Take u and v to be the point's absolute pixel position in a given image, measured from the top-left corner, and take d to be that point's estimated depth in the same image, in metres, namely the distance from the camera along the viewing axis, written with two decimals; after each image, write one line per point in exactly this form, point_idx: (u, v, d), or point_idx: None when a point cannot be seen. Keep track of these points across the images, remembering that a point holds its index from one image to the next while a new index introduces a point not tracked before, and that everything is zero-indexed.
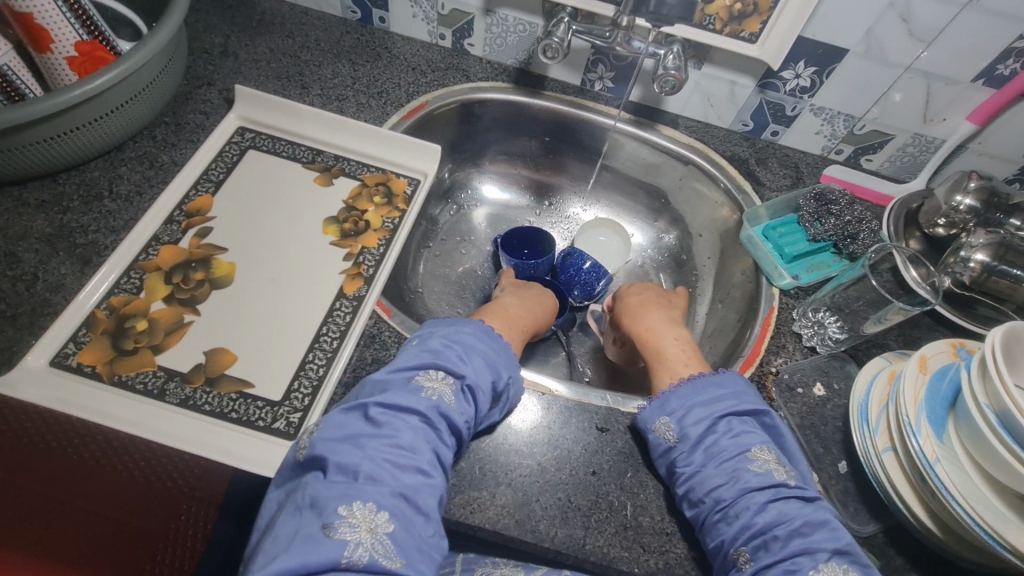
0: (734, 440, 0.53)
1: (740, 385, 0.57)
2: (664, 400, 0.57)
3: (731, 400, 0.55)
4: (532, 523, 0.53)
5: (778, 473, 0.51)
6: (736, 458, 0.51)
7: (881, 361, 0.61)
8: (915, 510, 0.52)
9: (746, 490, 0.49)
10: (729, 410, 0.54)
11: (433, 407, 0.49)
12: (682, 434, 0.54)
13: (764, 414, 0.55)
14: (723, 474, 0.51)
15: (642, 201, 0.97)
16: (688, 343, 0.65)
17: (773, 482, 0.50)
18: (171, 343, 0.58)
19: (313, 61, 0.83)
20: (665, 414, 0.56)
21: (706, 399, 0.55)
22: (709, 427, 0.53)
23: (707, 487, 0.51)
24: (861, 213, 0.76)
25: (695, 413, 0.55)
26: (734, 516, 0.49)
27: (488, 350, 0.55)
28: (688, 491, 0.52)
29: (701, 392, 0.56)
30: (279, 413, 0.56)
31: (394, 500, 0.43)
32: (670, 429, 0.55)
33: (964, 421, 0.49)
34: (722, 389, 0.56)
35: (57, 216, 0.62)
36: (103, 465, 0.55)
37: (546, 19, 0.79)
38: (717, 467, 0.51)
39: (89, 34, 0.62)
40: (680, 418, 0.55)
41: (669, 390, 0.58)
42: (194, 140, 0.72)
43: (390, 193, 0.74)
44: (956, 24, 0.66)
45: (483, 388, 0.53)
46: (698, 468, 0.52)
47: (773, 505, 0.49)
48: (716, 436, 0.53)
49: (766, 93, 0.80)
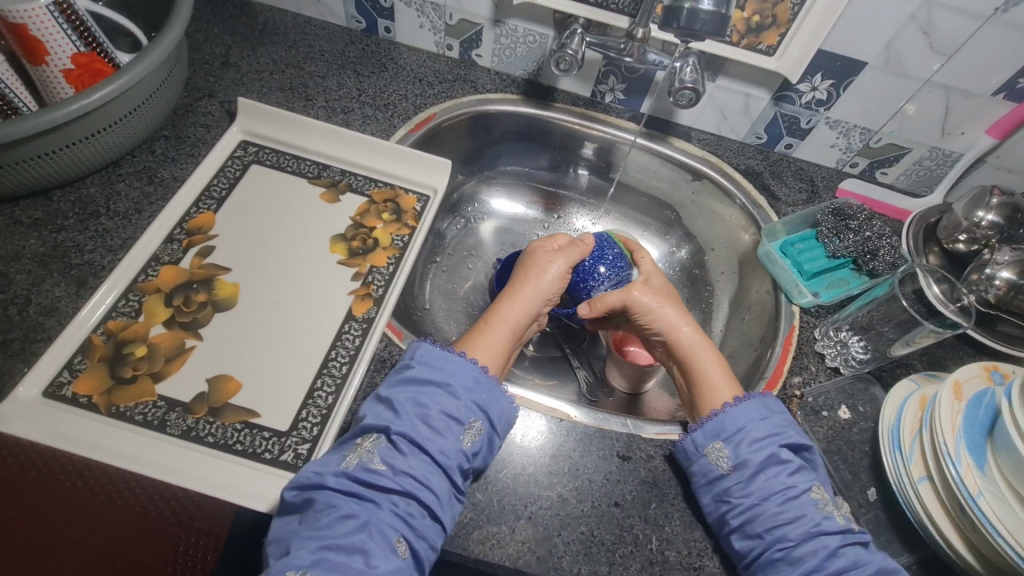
0: (794, 477, 0.52)
1: (786, 414, 0.57)
2: (718, 423, 0.55)
3: (784, 430, 0.55)
4: (554, 559, 0.51)
5: (839, 517, 0.51)
6: (801, 498, 0.51)
7: (909, 385, 0.60)
8: (955, 544, 0.50)
9: (816, 533, 0.49)
10: (787, 442, 0.54)
11: (357, 467, 0.48)
12: (738, 463, 0.53)
13: (807, 451, 0.55)
14: (790, 512, 0.50)
15: (654, 213, 0.94)
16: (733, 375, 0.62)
17: (839, 527, 0.50)
18: (172, 370, 0.55)
19: (316, 72, 0.80)
20: (718, 439, 0.55)
21: (762, 425, 0.55)
22: (769, 455, 0.53)
23: (766, 523, 0.50)
24: (880, 229, 0.74)
25: (754, 439, 0.54)
26: (799, 560, 0.48)
27: (427, 390, 0.53)
28: (742, 523, 0.50)
29: (759, 413, 0.55)
30: (286, 444, 0.53)
31: (315, 553, 0.43)
32: (725, 456, 0.53)
33: (1007, 451, 0.48)
34: (776, 416, 0.56)
35: (51, 235, 0.59)
36: (96, 492, 0.50)
37: (557, 30, 0.77)
38: (781, 504, 0.50)
39: (87, 45, 0.59)
40: (737, 444, 0.54)
41: (722, 409, 0.57)
42: (195, 155, 0.69)
43: (399, 210, 0.72)
44: (977, 38, 0.65)
45: (426, 417, 0.51)
46: (755, 502, 0.51)
47: (844, 551, 0.49)
48: (775, 470, 0.52)
49: (781, 105, 0.79)
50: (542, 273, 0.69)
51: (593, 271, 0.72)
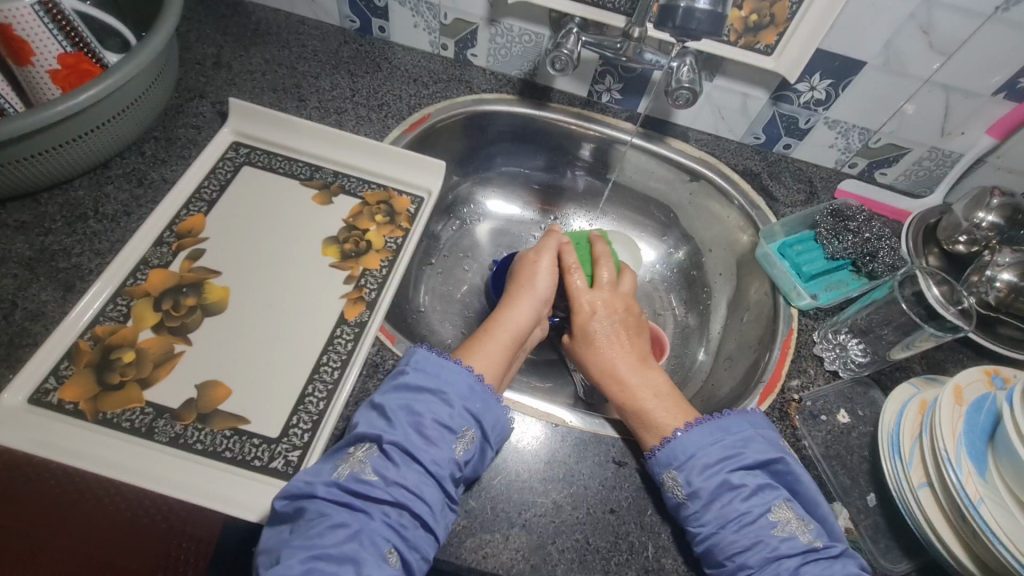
0: (750, 501, 0.50)
1: (749, 430, 0.54)
2: (669, 452, 0.53)
3: (739, 450, 0.53)
4: (548, 567, 0.50)
5: (803, 536, 0.49)
6: (758, 522, 0.50)
7: (909, 389, 0.59)
8: (955, 550, 0.49)
9: (774, 557, 0.48)
10: (740, 464, 0.52)
11: (349, 478, 0.47)
12: (692, 492, 0.51)
13: (776, 464, 0.53)
14: (747, 538, 0.49)
15: (651, 214, 0.93)
16: (684, 403, 0.59)
17: (800, 547, 0.48)
18: (160, 376, 0.54)
19: (309, 72, 0.79)
20: (671, 467, 0.53)
21: (712, 448, 0.53)
22: (721, 483, 0.51)
23: (726, 550, 0.48)
24: (880, 230, 0.73)
25: (704, 465, 0.52)
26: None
27: (420, 399, 0.52)
28: (707, 551, 0.49)
29: (710, 438, 0.53)
30: (276, 451, 0.52)
31: (304, 564, 0.42)
32: (679, 485, 0.52)
33: (1008, 458, 0.47)
34: (730, 436, 0.54)
35: (38, 238, 0.58)
36: (86, 498, 0.49)
37: (553, 30, 0.76)
38: (738, 531, 0.49)
39: (73, 46, 0.58)
40: (689, 471, 0.52)
41: (675, 435, 0.54)
42: (185, 156, 0.68)
43: (392, 212, 0.71)
44: (978, 37, 0.64)
45: (420, 426, 0.50)
46: (713, 530, 0.49)
47: (804, 570, 0.47)
48: (729, 496, 0.50)
49: (779, 105, 0.78)
50: (534, 276, 0.69)
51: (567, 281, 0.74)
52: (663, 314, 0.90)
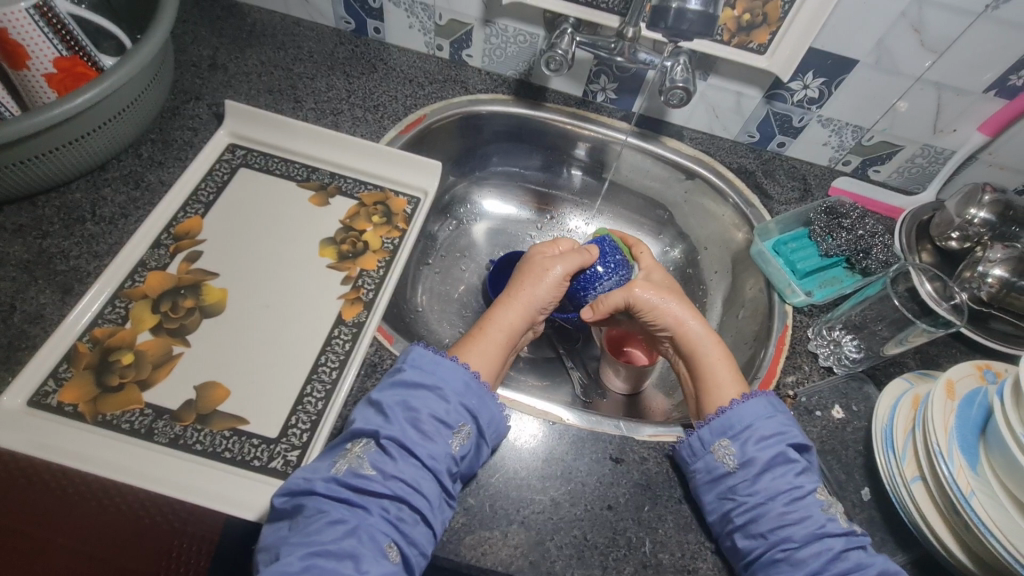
0: (800, 477, 0.52)
1: (789, 414, 0.57)
2: (725, 421, 0.55)
3: (787, 428, 0.55)
4: (547, 563, 0.50)
5: (842, 519, 0.51)
6: (807, 498, 0.51)
7: (902, 384, 0.59)
8: (948, 544, 0.50)
9: (821, 534, 0.49)
10: (792, 441, 0.54)
11: (346, 473, 0.47)
12: (745, 461, 0.52)
13: (810, 450, 0.55)
14: (795, 513, 0.50)
15: (647, 213, 0.94)
16: (738, 372, 0.61)
17: (843, 529, 0.50)
18: (159, 377, 0.55)
19: (305, 73, 0.80)
20: (725, 436, 0.54)
21: (768, 422, 0.55)
22: (776, 454, 0.52)
23: (772, 522, 0.50)
24: (873, 227, 0.74)
25: (761, 436, 0.54)
26: (802, 560, 0.48)
27: (417, 394, 0.52)
28: (746, 523, 0.50)
29: (765, 412, 0.55)
30: (276, 451, 0.52)
31: (304, 560, 0.43)
32: (731, 454, 0.53)
33: (999, 451, 0.47)
34: (782, 414, 0.56)
35: (35, 241, 0.58)
36: (88, 500, 0.50)
37: (548, 30, 0.76)
38: (786, 505, 0.50)
39: (69, 49, 0.58)
40: (743, 442, 0.53)
41: (731, 405, 0.56)
42: (182, 158, 0.69)
43: (389, 212, 0.71)
44: (969, 34, 0.65)
45: (416, 421, 0.50)
46: (762, 500, 0.51)
47: (847, 554, 0.48)
48: (782, 469, 0.52)
49: (773, 104, 0.78)
50: (537, 282, 0.67)
51: (592, 275, 0.71)
52: None
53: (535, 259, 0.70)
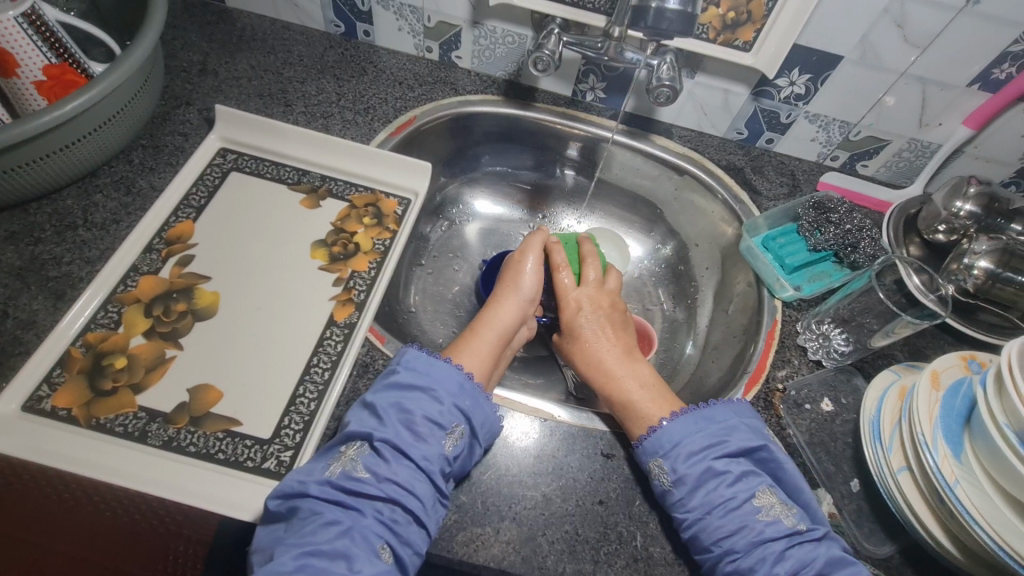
0: (734, 487, 0.51)
1: (732, 418, 0.56)
2: (654, 441, 0.54)
3: (721, 437, 0.54)
4: (539, 559, 0.51)
5: (787, 519, 0.50)
6: (742, 507, 0.51)
7: (889, 375, 0.60)
8: (933, 531, 0.51)
9: (760, 541, 0.49)
10: (724, 452, 0.53)
11: (340, 476, 0.48)
12: (677, 479, 0.52)
13: (759, 450, 0.54)
14: (732, 524, 0.50)
15: (638, 211, 0.94)
16: (670, 394, 0.61)
17: (785, 530, 0.50)
18: (152, 381, 0.55)
19: (295, 77, 0.80)
20: (657, 456, 0.54)
21: (698, 436, 0.54)
22: (704, 469, 0.52)
23: (712, 535, 0.49)
24: (861, 221, 0.75)
25: (689, 452, 0.53)
26: (749, 569, 0.48)
27: (405, 398, 0.53)
28: (692, 537, 0.50)
29: (693, 427, 0.55)
30: (269, 452, 0.53)
31: (298, 560, 0.43)
32: (664, 472, 0.53)
33: (982, 440, 0.48)
34: (713, 425, 0.55)
35: (28, 248, 0.59)
36: (83, 504, 0.49)
37: (536, 31, 0.77)
38: (722, 517, 0.50)
39: (58, 57, 0.58)
40: (673, 459, 0.53)
41: (659, 425, 0.56)
42: (173, 163, 0.69)
43: (379, 214, 0.72)
44: (951, 29, 0.65)
45: (410, 423, 0.51)
46: (698, 516, 0.50)
47: (789, 553, 0.49)
48: (714, 482, 0.51)
49: (759, 101, 0.79)
50: (518, 278, 0.70)
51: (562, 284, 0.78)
52: (651, 309, 0.91)
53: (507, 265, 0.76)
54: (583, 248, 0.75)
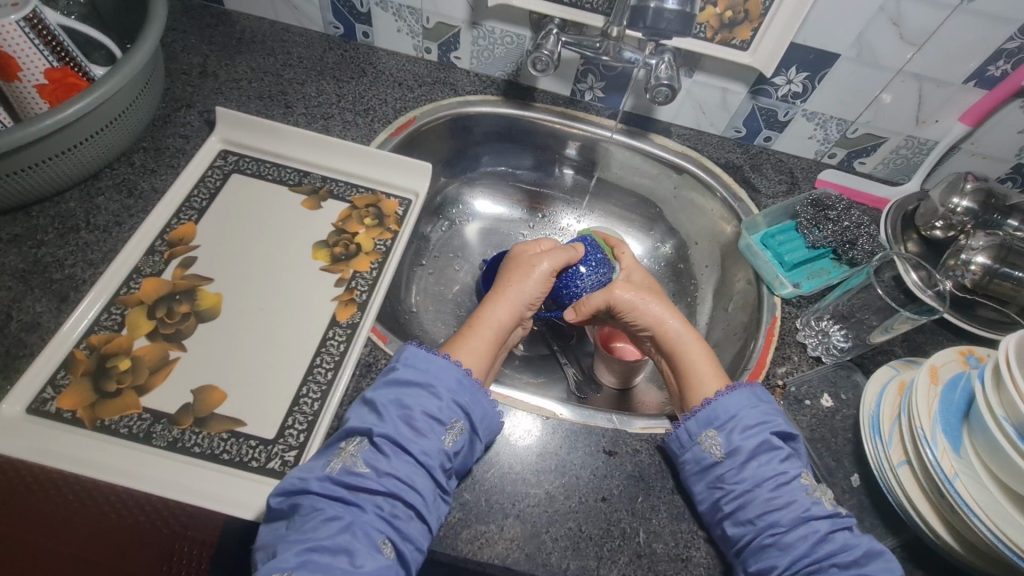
0: (785, 463, 0.53)
1: (776, 402, 0.58)
2: (711, 412, 0.56)
3: (771, 416, 0.56)
4: (543, 556, 0.51)
5: (827, 502, 0.52)
6: (791, 484, 0.52)
7: (888, 371, 0.61)
8: (933, 524, 0.51)
9: (805, 518, 0.50)
10: (775, 429, 0.55)
11: (340, 472, 0.48)
12: (731, 450, 0.53)
13: (795, 439, 0.56)
14: (780, 498, 0.51)
15: (637, 210, 0.95)
16: (718, 365, 0.62)
17: (827, 511, 0.51)
18: (156, 383, 0.55)
19: (295, 79, 0.80)
20: (711, 427, 0.55)
21: (753, 411, 0.55)
22: (760, 442, 0.53)
23: (758, 508, 0.51)
24: (859, 218, 0.75)
25: (745, 425, 0.54)
26: (790, 544, 0.49)
27: (409, 393, 0.53)
28: (734, 510, 0.51)
29: (749, 402, 0.56)
30: (273, 452, 0.53)
31: (300, 556, 0.43)
32: (718, 444, 0.54)
33: (980, 433, 0.49)
34: (766, 404, 0.57)
35: (31, 251, 0.59)
36: (88, 505, 0.50)
37: (534, 31, 0.77)
38: (772, 490, 0.51)
39: (60, 60, 0.59)
40: (729, 432, 0.54)
41: (715, 398, 0.57)
42: (174, 165, 0.69)
43: (381, 214, 0.72)
44: (947, 27, 0.66)
45: (410, 418, 0.51)
46: (748, 488, 0.52)
47: (833, 535, 0.49)
48: (767, 456, 0.53)
49: (757, 99, 0.80)
50: (524, 278, 0.68)
51: (575, 274, 0.72)
52: None
53: (523, 258, 0.71)
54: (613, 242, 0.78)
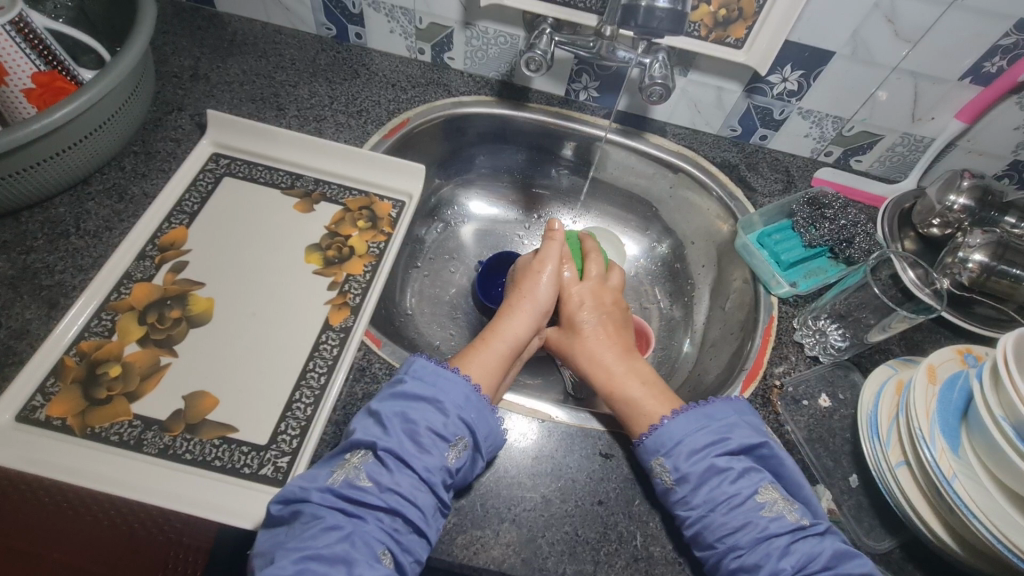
0: (738, 484, 0.51)
1: (732, 415, 0.55)
2: (656, 440, 0.54)
3: (723, 435, 0.53)
4: (539, 560, 0.51)
5: (790, 514, 0.50)
6: (746, 504, 0.50)
7: (887, 369, 0.60)
8: (933, 526, 0.51)
9: (764, 537, 0.49)
10: (725, 450, 0.53)
11: (341, 484, 0.48)
12: (680, 477, 0.52)
13: (761, 447, 0.53)
14: (736, 521, 0.49)
15: (633, 210, 0.94)
16: (669, 393, 0.60)
17: (789, 526, 0.49)
18: (148, 389, 0.55)
19: (288, 81, 0.80)
20: (659, 455, 0.54)
21: (700, 434, 0.54)
22: (707, 467, 0.51)
23: (716, 532, 0.49)
24: (856, 216, 0.74)
25: (691, 451, 0.53)
26: (754, 565, 0.48)
27: (417, 408, 0.52)
28: (696, 534, 0.50)
29: (696, 424, 0.54)
30: (266, 458, 0.53)
31: (297, 564, 0.43)
32: (667, 471, 0.53)
33: (979, 433, 0.48)
34: (716, 423, 0.54)
35: (20, 257, 0.58)
36: (82, 513, 0.49)
37: (527, 30, 0.77)
38: (726, 514, 0.50)
39: (47, 64, 0.58)
40: (676, 458, 0.53)
41: (661, 423, 0.55)
42: (165, 169, 0.69)
43: (374, 217, 0.72)
44: (942, 24, 0.65)
45: (414, 433, 0.51)
46: (702, 513, 0.50)
47: (795, 548, 0.48)
48: (717, 480, 0.51)
49: (753, 97, 0.79)
50: (534, 286, 0.70)
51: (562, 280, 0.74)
52: (648, 307, 0.91)
53: (523, 268, 0.73)
54: (586, 245, 0.77)
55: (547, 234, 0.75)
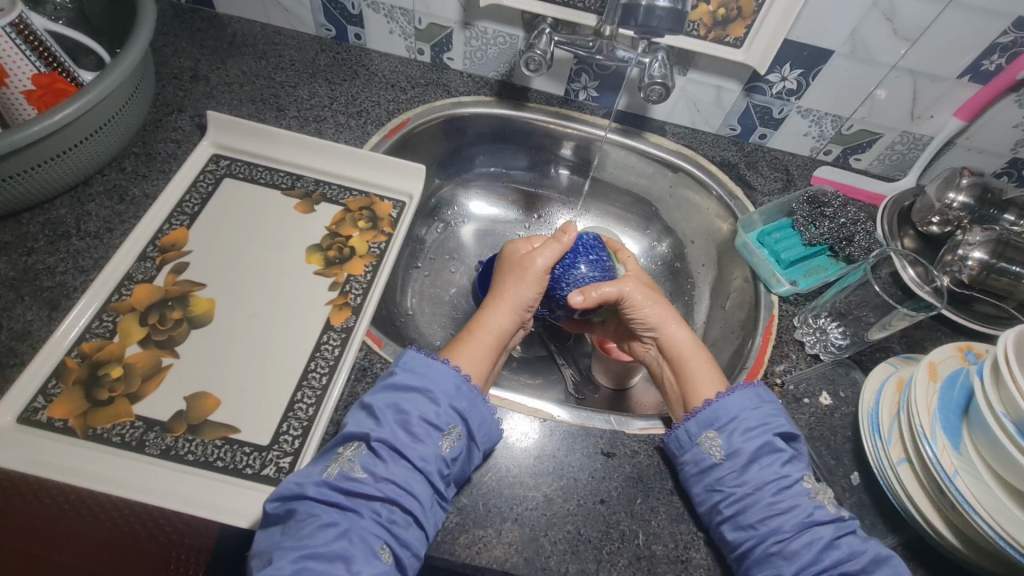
0: (786, 467, 0.52)
1: (777, 402, 0.57)
2: (711, 413, 0.55)
3: (773, 417, 0.55)
4: (541, 559, 0.51)
5: (830, 506, 0.51)
6: (794, 488, 0.51)
7: (888, 367, 0.60)
8: (934, 522, 0.51)
9: (810, 524, 0.49)
10: (777, 430, 0.54)
11: (337, 478, 0.48)
12: (730, 453, 0.53)
13: (797, 439, 0.55)
14: (783, 503, 0.50)
15: (633, 209, 0.94)
16: (716, 367, 0.62)
17: (831, 517, 0.50)
18: (149, 390, 0.55)
19: (288, 82, 0.80)
20: (711, 429, 0.54)
21: (754, 412, 0.55)
22: (762, 444, 0.53)
23: (760, 513, 0.50)
24: (855, 215, 0.75)
25: (746, 428, 0.54)
26: (794, 552, 0.48)
27: (412, 399, 0.52)
28: (734, 513, 0.51)
29: (751, 403, 0.55)
30: (268, 458, 0.53)
31: (296, 564, 0.43)
32: (718, 446, 0.53)
33: (980, 431, 0.48)
34: (767, 404, 0.56)
35: (21, 258, 0.58)
36: (82, 515, 0.49)
37: (527, 30, 0.77)
38: (774, 495, 0.51)
39: (47, 66, 0.58)
40: (729, 434, 0.54)
41: (715, 399, 0.56)
42: (166, 170, 0.69)
43: (374, 217, 0.72)
44: (940, 22, 0.66)
45: (407, 424, 0.51)
46: (750, 491, 0.51)
47: (839, 541, 0.49)
48: (768, 459, 0.52)
49: (752, 96, 0.79)
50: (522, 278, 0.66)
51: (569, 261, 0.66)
52: None
53: (514, 256, 0.69)
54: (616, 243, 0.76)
55: (560, 232, 0.69)
